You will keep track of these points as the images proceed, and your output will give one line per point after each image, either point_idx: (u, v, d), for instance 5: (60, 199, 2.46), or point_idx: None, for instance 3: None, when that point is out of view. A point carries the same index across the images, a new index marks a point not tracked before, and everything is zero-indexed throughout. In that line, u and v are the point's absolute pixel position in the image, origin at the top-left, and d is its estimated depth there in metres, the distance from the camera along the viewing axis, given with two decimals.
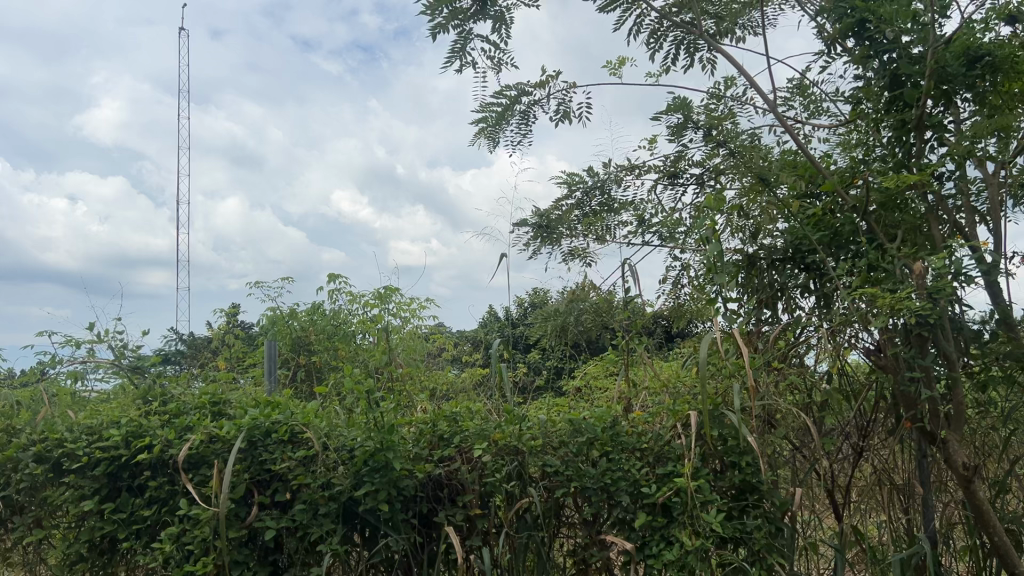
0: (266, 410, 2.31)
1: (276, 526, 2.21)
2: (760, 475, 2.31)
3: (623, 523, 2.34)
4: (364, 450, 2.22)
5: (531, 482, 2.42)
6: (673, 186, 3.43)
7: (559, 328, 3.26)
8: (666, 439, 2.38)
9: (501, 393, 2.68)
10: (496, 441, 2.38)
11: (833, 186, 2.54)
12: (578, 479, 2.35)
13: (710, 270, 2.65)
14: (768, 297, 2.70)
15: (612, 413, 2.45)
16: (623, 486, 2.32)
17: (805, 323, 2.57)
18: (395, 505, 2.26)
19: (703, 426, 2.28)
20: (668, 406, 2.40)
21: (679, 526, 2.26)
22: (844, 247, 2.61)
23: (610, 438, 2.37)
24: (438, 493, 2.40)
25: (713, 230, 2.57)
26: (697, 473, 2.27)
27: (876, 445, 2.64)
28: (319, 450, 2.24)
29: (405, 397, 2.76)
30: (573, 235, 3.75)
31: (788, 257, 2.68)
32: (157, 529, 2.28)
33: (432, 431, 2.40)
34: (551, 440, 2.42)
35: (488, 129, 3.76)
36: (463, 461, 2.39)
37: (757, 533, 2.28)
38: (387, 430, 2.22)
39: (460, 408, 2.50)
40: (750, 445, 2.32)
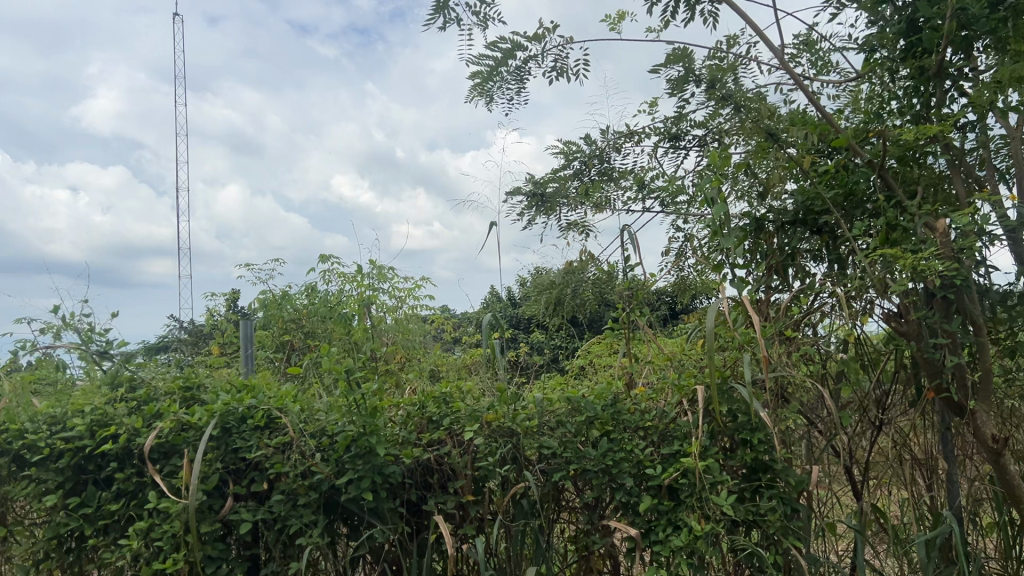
0: (240, 394, 2.15)
1: (252, 518, 2.05)
2: (774, 452, 2.14)
3: (626, 507, 2.18)
4: (346, 435, 2.07)
5: (528, 465, 2.26)
6: (676, 151, 3.24)
7: (556, 302, 3.09)
8: (672, 415, 2.22)
9: (494, 372, 2.52)
10: (489, 421, 2.21)
11: (846, 140, 2.35)
12: (577, 461, 2.18)
13: (715, 235, 2.47)
14: (778, 263, 2.51)
15: (613, 389, 2.29)
16: (625, 468, 2.15)
17: (818, 289, 2.39)
18: (381, 493, 2.10)
19: (711, 402, 2.11)
20: (673, 381, 2.24)
21: (686, 509, 2.10)
22: (859, 206, 2.44)
23: (611, 417, 2.21)
24: (428, 480, 2.24)
25: (718, 190, 2.39)
26: (705, 453, 2.11)
27: (896, 418, 2.47)
28: (297, 435, 2.08)
29: (395, 378, 2.61)
30: (571, 206, 3.54)
31: (799, 220, 2.49)
32: (126, 525, 2.13)
33: (420, 414, 2.23)
34: (548, 420, 2.25)
35: (482, 85, 3.59)
36: (453, 444, 2.23)
37: (771, 516, 2.09)
38: (370, 413, 2.06)
39: (451, 388, 2.34)
40: (763, 421, 2.15)
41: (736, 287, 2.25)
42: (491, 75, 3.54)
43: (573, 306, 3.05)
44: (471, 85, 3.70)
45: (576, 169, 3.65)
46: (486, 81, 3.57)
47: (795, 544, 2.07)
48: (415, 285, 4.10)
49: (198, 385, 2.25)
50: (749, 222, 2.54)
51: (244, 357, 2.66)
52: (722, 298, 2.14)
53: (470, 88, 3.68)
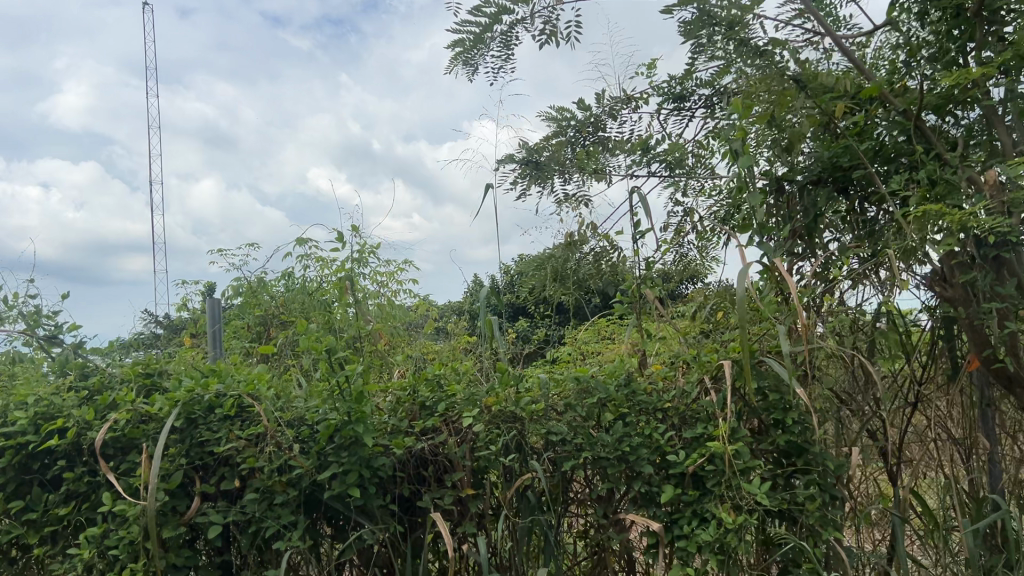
0: (205, 380, 1.89)
1: (222, 521, 1.80)
2: (809, 434, 1.91)
3: (646, 499, 1.95)
4: (328, 424, 1.82)
5: (534, 454, 2.02)
6: (680, 113, 3.01)
7: (553, 279, 2.84)
8: (695, 396, 1.98)
9: (490, 353, 2.27)
10: (490, 405, 1.97)
11: (879, 88, 2.12)
12: (589, 448, 1.95)
13: (738, 191, 2.24)
14: (802, 227, 2.28)
15: (626, 367, 2.06)
16: (644, 455, 1.92)
17: (850, 253, 2.17)
18: (369, 489, 1.85)
19: (740, 378, 1.88)
20: (693, 356, 2.00)
21: (714, 499, 1.87)
22: (891, 162, 2.20)
23: (626, 398, 1.98)
24: (422, 474, 1.99)
25: (743, 142, 2.11)
26: (734, 436, 1.88)
27: (932, 396, 2.26)
28: (273, 425, 1.83)
29: (380, 362, 2.35)
30: (565, 176, 3.29)
31: (824, 178, 2.26)
32: (77, 531, 1.87)
33: (412, 399, 1.98)
34: (554, 403, 2.01)
35: (466, 52, 3.33)
36: (449, 432, 1.99)
37: (810, 506, 1.86)
38: (356, 399, 1.81)
39: (445, 369, 2.09)
40: (797, 399, 1.92)
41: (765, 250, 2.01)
42: (475, 42, 3.28)
43: (572, 281, 2.82)
44: (452, 53, 3.43)
45: (570, 138, 3.41)
46: (469, 48, 3.30)
47: (837, 536, 1.84)
48: (398, 268, 3.83)
49: (159, 371, 1.98)
50: (769, 183, 2.30)
51: (210, 340, 2.39)
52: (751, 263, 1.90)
53: (453, 54, 3.41)
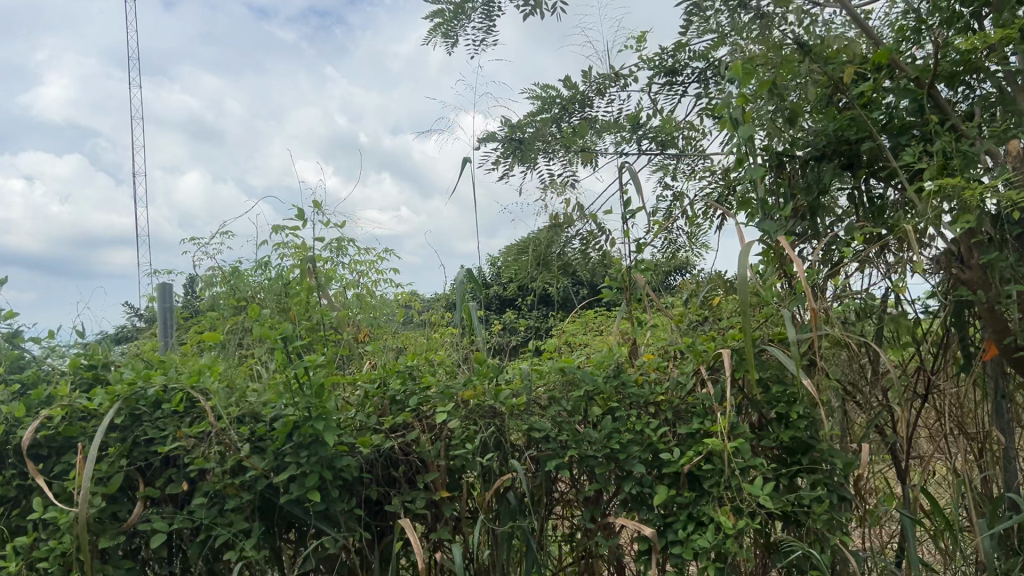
0: (150, 372, 1.71)
1: (167, 528, 1.62)
2: (816, 428, 1.75)
3: (637, 501, 1.78)
4: (288, 421, 1.64)
5: (515, 452, 1.84)
6: (672, 88, 2.84)
7: (537, 264, 2.66)
8: (691, 388, 1.81)
9: (468, 342, 2.09)
10: (466, 399, 1.80)
11: (889, 53, 1.95)
12: (576, 446, 1.77)
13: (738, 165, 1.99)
14: (805, 205, 2.11)
15: (616, 357, 1.89)
16: (635, 453, 1.75)
17: (858, 233, 2.00)
18: (332, 492, 1.67)
19: (741, 367, 1.71)
20: (688, 345, 1.83)
21: (712, 501, 1.71)
22: (901, 135, 2.04)
23: (615, 391, 1.81)
24: (392, 475, 1.82)
25: (744, 109, 1.90)
26: (734, 432, 1.71)
27: (944, 387, 2.10)
28: (225, 422, 1.64)
29: (348, 353, 2.17)
30: (550, 156, 3.12)
31: (828, 153, 2.09)
32: (8, 540, 1.68)
33: (381, 393, 1.81)
34: (537, 397, 1.84)
35: (445, 25, 3.14)
36: (422, 429, 1.82)
37: (817, 509, 1.69)
38: (316, 394, 1.63)
39: (418, 360, 1.91)
40: (803, 390, 1.75)
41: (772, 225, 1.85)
42: (455, 14, 3.09)
43: (558, 267, 2.65)
44: (431, 26, 3.25)
45: (555, 116, 3.23)
46: (449, 20, 3.12)
47: (846, 542, 1.68)
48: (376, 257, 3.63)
49: (102, 363, 1.80)
50: (769, 158, 2.10)
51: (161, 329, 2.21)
52: (753, 243, 1.72)
53: (431, 28, 3.23)
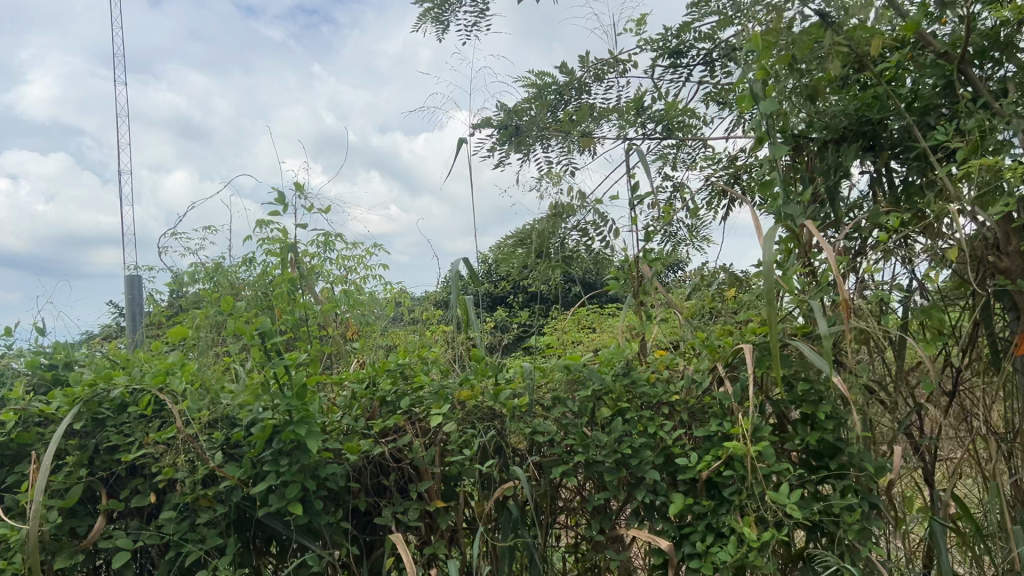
0: (114, 372, 1.55)
1: (133, 545, 1.46)
2: (844, 430, 1.60)
3: (650, 510, 1.63)
4: (265, 426, 1.48)
5: (516, 458, 1.69)
6: (676, 71, 2.69)
7: (535, 256, 2.49)
8: (708, 386, 1.66)
9: (464, 338, 1.94)
10: (463, 400, 1.64)
11: (919, 26, 1.76)
12: (583, 451, 1.62)
13: (760, 145, 1.72)
14: (824, 190, 1.96)
15: (625, 353, 1.74)
16: (648, 458, 1.61)
17: (884, 220, 1.85)
18: (314, 503, 1.52)
19: (764, 364, 1.55)
20: (704, 340, 1.69)
21: (732, 510, 1.56)
22: (929, 113, 1.89)
23: (626, 390, 1.66)
24: (382, 483, 1.66)
25: (765, 78, 1.67)
26: (756, 435, 1.57)
27: (974, 384, 1.96)
28: (197, 427, 1.49)
29: (334, 351, 2.00)
30: (547, 144, 2.97)
31: (849, 134, 1.94)
32: None
33: (369, 394, 1.66)
34: (540, 398, 1.69)
35: (436, 8, 2.99)
36: (415, 433, 1.67)
37: (848, 518, 1.55)
38: (298, 395, 1.48)
39: (410, 356, 1.76)
40: (830, 389, 1.61)
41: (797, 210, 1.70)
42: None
43: (557, 260, 2.48)
44: (421, 10, 3.09)
45: (552, 103, 3.08)
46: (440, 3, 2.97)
47: (880, 555, 1.53)
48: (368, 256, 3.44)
49: (62, 362, 1.64)
50: (786, 141, 1.95)
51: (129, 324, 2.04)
52: (777, 228, 1.55)
53: (421, 12, 3.08)
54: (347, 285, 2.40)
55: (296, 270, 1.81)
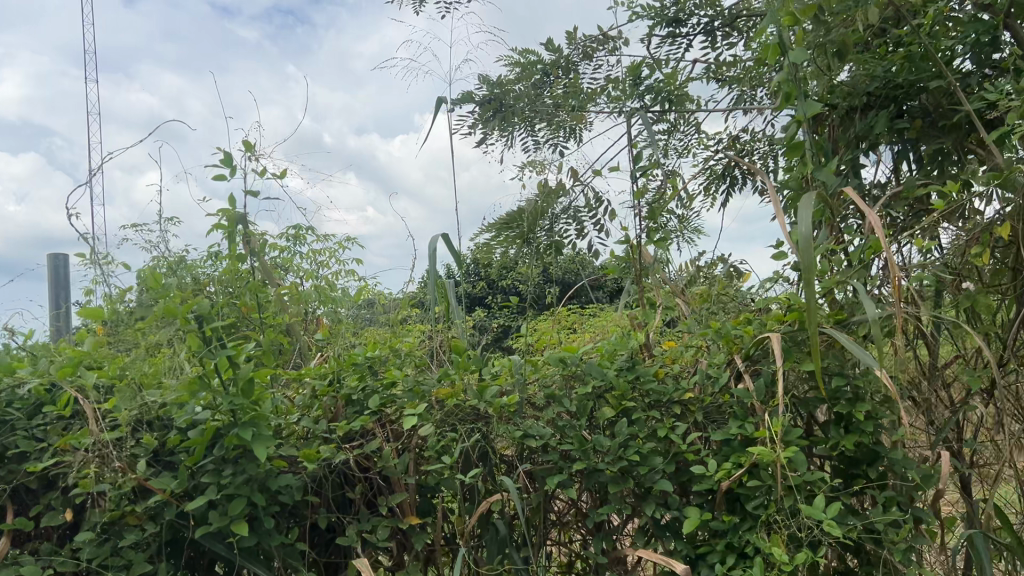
0: (26, 365, 1.29)
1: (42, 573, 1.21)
2: (884, 433, 1.38)
3: (661, 527, 1.40)
4: (204, 430, 1.23)
5: (503, 465, 1.45)
6: (674, 41, 2.48)
7: (524, 241, 2.20)
8: (726, 383, 1.44)
9: (443, 330, 1.70)
10: (442, 398, 1.41)
11: None
12: (582, 458, 1.39)
13: (785, 105, 1.49)
14: (848, 163, 1.75)
15: (629, 345, 1.51)
16: (658, 466, 1.38)
17: (920, 195, 1.64)
18: (263, 521, 1.27)
19: (795, 356, 1.33)
20: (721, 330, 1.47)
21: (757, 527, 1.33)
22: (966, 77, 1.68)
23: (630, 388, 1.43)
24: (347, 497, 1.42)
25: (794, 27, 1.44)
26: (784, 438, 1.34)
27: (1016, 381, 1.74)
28: (123, 430, 1.24)
29: (292, 346, 1.74)
30: (533, 125, 2.74)
31: (877, 101, 1.73)
32: None
33: (332, 391, 1.41)
34: (532, 397, 1.46)
35: None
36: (386, 438, 1.43)
37: (891, 536, 1.32)
38: (244, 392, 1.23)
39: (381, 350, 1.52)
40: (867, 386, 1.39)
41: (829, 177, 1.47)
42: None
43: (545, 246, 2.21)
44: None
45: (537, 83, 2.86)
46: None
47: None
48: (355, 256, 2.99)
49: None
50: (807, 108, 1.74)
51: (51, 315, 1.56)
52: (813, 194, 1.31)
53: None
54: (315, 279, 2.11)
55: (248, 249, 1.56)
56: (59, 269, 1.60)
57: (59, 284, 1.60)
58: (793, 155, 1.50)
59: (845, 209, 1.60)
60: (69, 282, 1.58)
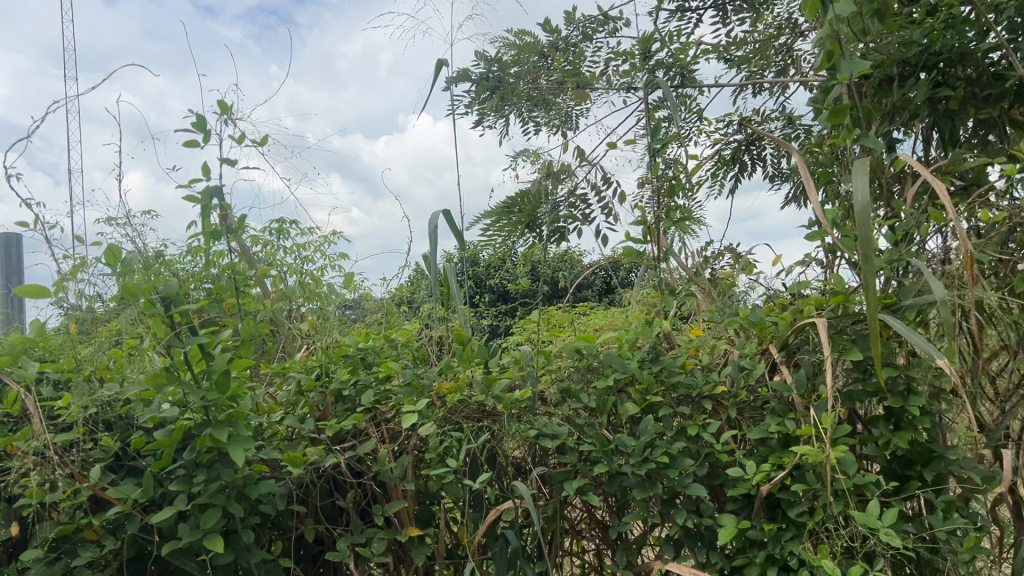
0: None
1: None
2: (941, 431, 1.23)
3: (691, 537, 1.25)
4: (172, 431, 1.07)
5: (512, 469, 1.29)
6: (683, 15, 2.33)
7: (526, 227, 2.02)
8: (762, 375, 1.28)
9: (443, 319, 1.54)
10: (444, 394, 1.25)
11: None
12: (604, 460, 1.23)
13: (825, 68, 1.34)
14: (884, 137, 1.61)
15: (653, 335, 1.36)
16: (689, 469, 1.22)
17: (968, 169, 1.49)
18: (241, 536, 1.10)
19: (843, 342, 1.18)
20: (757, 317, 1.32)
21: (802, 537, 1.18)
22: (1014, 41, 1.54)
23: (655, 381, 1.28)
24: (337, 505, 1.25)
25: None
26: (831, 436, 1.19)
27: None
28: (78, 431, 1.07)
29: (276, 336, 1.57)
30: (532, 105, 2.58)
31: (916, 70, 1.59)
32: None
33: (319, 386, 1.25)
34: (544, 393, 1.30)
35: None
36: (381, 438, 1.27)
37: (954, 546, 1.17)
38: (218, 387, 1.06)
39: (374, 340, 1.36)
40: (922, 378, 1.24)
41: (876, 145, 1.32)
42: None
43: (550, 234, 2.04)
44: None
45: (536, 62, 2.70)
46: None
47: None
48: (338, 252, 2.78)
49: None
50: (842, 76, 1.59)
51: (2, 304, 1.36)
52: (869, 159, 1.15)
53: None
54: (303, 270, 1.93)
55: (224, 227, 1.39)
56: (11, 250, 1.40)
57: (12, 268, 1.41)
58: (834, 120, 1.34)
59: (887, 183, 1.46)
60: (24, 273, 1.40)
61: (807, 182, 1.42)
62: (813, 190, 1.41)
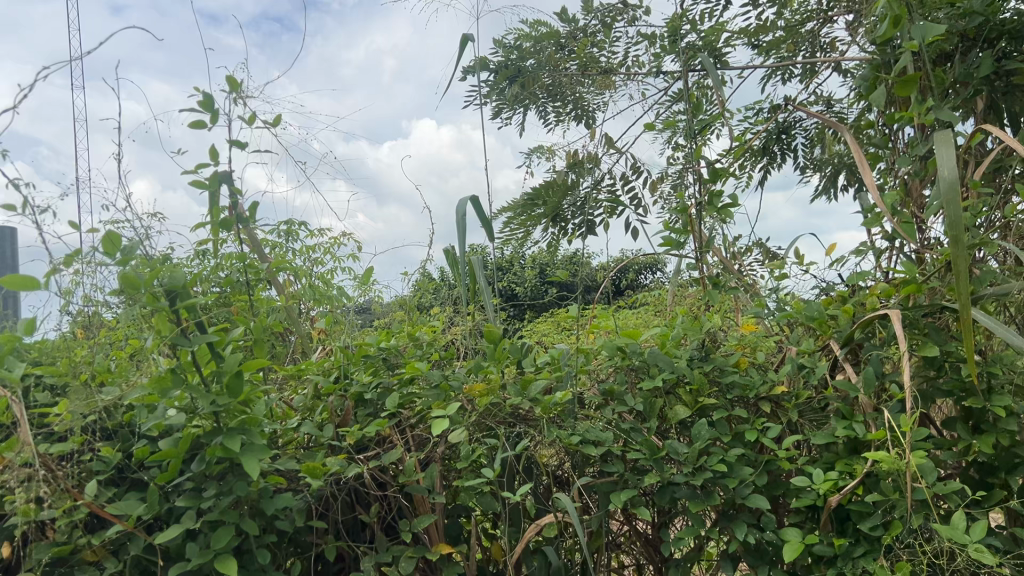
0: None
1: None
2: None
3: (749, 552, 1.13)
4: (178, 440, 0.95)
5: (551, 478, 1.18)
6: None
7: (551, 221, 1.90)
8: (824, 373, 1.17)
9: (470, 316, 1.43)
10: (476, 397, 1.14)
11: None
12: (653, 468, 1.12)
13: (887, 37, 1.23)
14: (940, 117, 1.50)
15: (701, 332, 1.24)
16: (749, 478, 1.11)
17: None
18: (255, 556, 0.99)
19: (919, 335, 1.06)
20: (817, 310, 1.20)
21: (876, 552, 1.07)
22: None
23: (706, 381, 1.16)
24: (360, 520, 1.14)
25: None
26: (906, 441, 1.08)
27: None
28: (75, 441, 0.96)
29: (290, 336, 1.46)
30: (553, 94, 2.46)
31: (975, 46, 1.47)
32: None
33: (339, 389, 1.14)
34: (585, 396, 1.19)
35: None
36: (407, 446, 1.16)
37: None
38: (230, 390, 0.95)
39: (398, 339, 1.24)
40: (1003, 376, 1.12)
41: (948, 118, 1.23)
42: None
43: (576, 226, 1.91)
44: None
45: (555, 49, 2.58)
46: None
47: None
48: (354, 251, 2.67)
49: None
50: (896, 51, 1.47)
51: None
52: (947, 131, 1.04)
53: None
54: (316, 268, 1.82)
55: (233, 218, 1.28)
56: (4, 243, 1.29)
57: (3, 262, 1.31)
58: (901, 91, 1.26)
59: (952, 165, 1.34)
60: (18, 269, 1.30)
61: (860, 163, 1.32)
62: (868, 171, 1.31)
